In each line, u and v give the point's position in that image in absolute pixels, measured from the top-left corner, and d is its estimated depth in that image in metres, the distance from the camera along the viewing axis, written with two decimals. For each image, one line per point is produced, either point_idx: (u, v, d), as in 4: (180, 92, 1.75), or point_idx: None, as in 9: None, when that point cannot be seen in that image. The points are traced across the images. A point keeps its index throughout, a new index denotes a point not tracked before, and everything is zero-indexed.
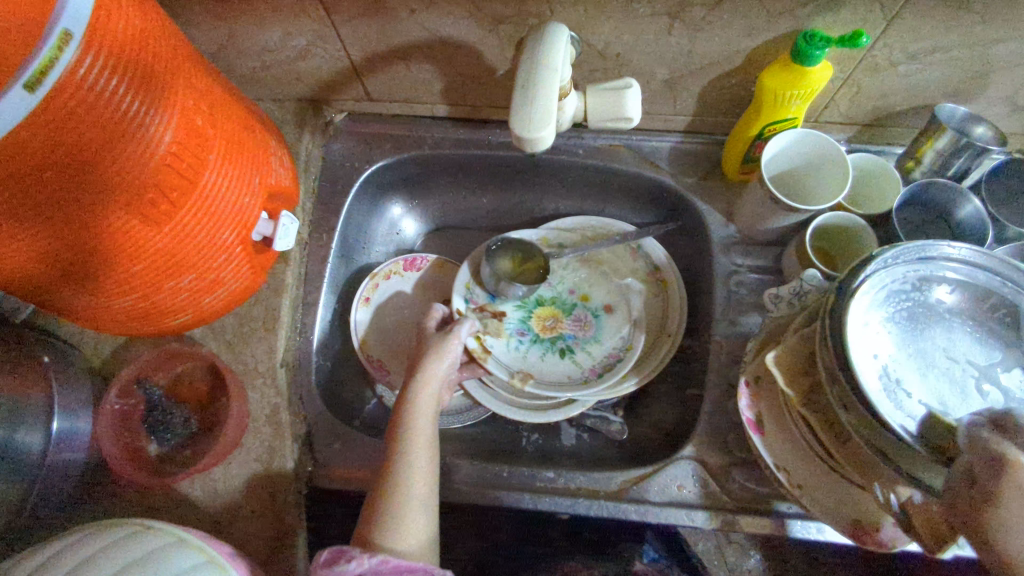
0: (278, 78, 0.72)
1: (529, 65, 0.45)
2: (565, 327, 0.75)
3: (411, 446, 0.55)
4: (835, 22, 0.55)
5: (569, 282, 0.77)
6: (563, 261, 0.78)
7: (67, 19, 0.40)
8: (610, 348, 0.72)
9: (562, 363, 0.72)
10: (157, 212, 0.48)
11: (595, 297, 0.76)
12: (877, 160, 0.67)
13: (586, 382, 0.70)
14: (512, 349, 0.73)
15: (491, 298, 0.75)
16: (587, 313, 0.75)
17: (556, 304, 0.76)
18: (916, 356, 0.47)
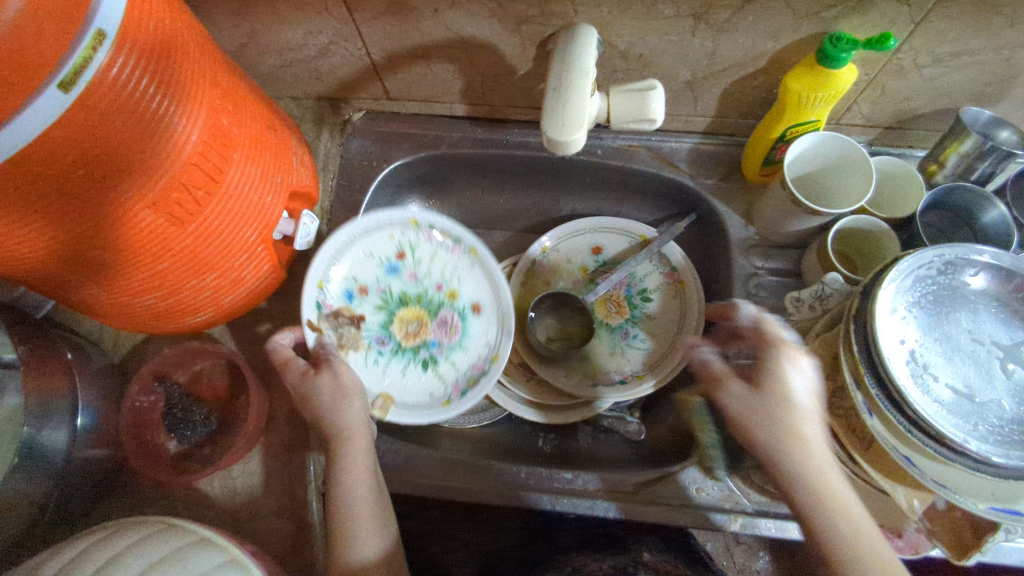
0: (298, 76, 0.72)
1: (559, 69, 0.45)
2: (429, 334, 0.69)
3: (349, 468, 0.54)
4: (862, 25, 0.55)
5: (436, 274, 0.70)
6: (431, 245, 0.70)
7: (101, 18, 0.40)
8: (479, 356, 0.67)
9: (421, 379, 0.67)
10: (182, 212, 0.48)
11: (464, 294, 0.70)
12: (900, 163, 0.66)
13: (447, 404, 0.65)
14: (370, 368, 0.66)
15: (348, 298, 0.68)
16: (454, 314, 0.70)
17: (421, 304, 0.70)
18: (942, 339, 0.51)
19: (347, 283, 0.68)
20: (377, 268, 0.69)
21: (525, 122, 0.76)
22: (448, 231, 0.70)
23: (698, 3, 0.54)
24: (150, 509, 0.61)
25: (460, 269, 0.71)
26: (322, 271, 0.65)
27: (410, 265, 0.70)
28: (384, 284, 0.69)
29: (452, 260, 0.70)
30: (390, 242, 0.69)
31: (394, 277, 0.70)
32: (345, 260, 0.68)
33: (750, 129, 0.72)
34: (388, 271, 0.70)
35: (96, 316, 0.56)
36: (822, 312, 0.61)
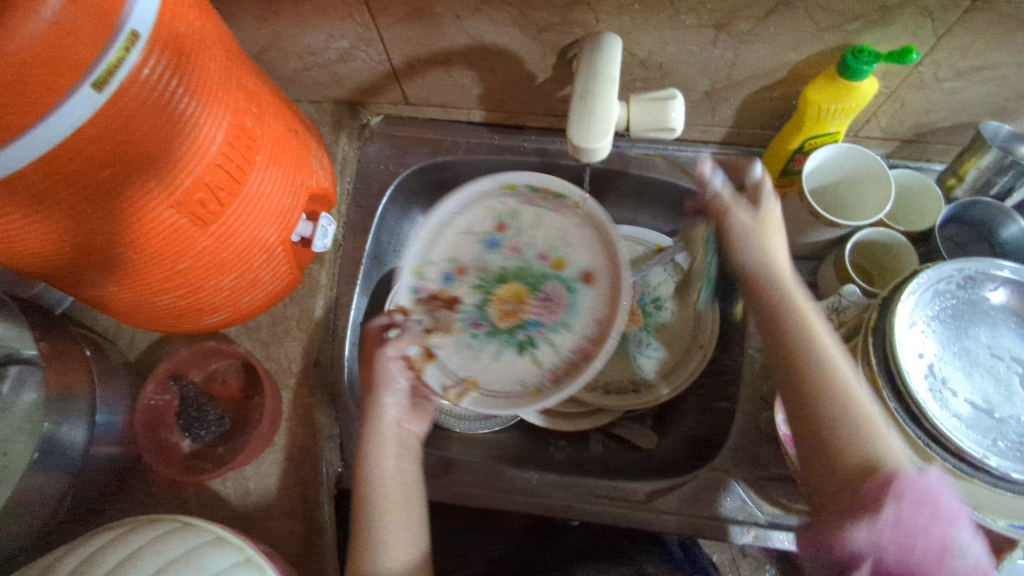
0: (318, 80, 0.73)
1: (586, 78, 0.46)
2: (529, 312, 0.67)
3: (380, 468, 0.54)
4: (884, 38, 0.55)
5: (540, 244, 0.69)
6: (534, 211, 0.70)
7: (135, 19, 0.40)
8: (580, 339, 0.65)
9: (516, 362, 0.65)
10: (205, 212, 0.49)
11: (570, 262, 0.68)
12: (919, 176, 0.66)
13: (536, 394, 0.63)
14: (463, 353, 0.66)
15: (447, 279, 0.68)
16: (560, 288, 0.67)
17: (523, 278, 0.68)
18: (961, 354, 0.51)
19: (444, 263, 0.69)
20: (477, 244, 0.70)
21: (542, 129, 0.76)
22: (549, 194, 0.69)
23: (720, 14, 0.54)
24: (162, 508, 0.61)
25: (571, 238, 0.69)
26: (416, 256, 0.68)
27: (511, 237, 0.70)
28: (484, 261, 0.69)
29: (556, 227, 0.69)
30: (490, 217, 0.70)
31: (495, 252, 0.70)
32: (443, 240, 0.70)
33: (767, 140, 0.72)
34: (489, 247, 0.70)
35: (113, 312, 0.56)
36: (839, 323, 0.61)
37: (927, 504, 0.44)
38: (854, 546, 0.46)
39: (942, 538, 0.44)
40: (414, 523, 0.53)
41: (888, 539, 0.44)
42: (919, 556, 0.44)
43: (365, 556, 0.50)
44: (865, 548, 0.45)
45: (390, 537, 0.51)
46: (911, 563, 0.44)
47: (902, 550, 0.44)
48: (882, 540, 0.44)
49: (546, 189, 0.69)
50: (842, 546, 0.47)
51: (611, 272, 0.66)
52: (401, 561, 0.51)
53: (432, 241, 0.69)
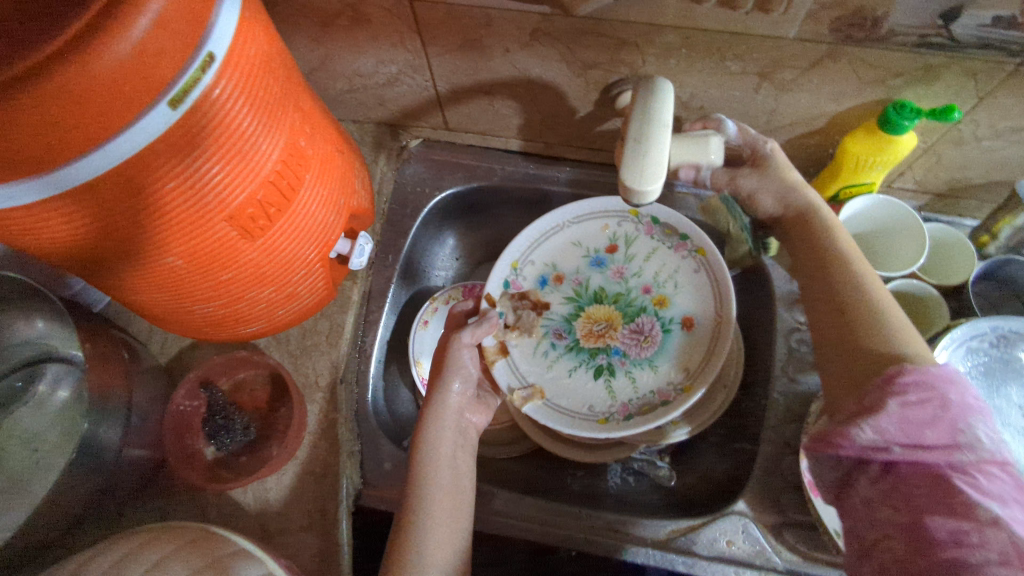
0: (363, 101, 0.75)
1: (640, 121, 0.47)
2: (616, 339, 0.69)
3: (435, 456, 0.55)
4: (925, 95, 0.55)
5: (644, 274, 0.71)
6: (650, 243, 0.71)
7: (212, 42, 0.41)
8: (663, 381, 0.65)
9: (590, 385, 0.67)
10: (255, 226, 0.50)
11: (673, 304, 0.68)
12: (951, 231, 0.67)
13: (602, 423, 0.65)
14: (538, 359, 0.69)
15: (542, 283, 0.72)
16: (655, 324, 0.68)
17: (618, 303, 0.70)
18: (992, 413, 0.51)
19: (544, 268, 0.73)
20: (583, 259, 0.73)
21: (577, 161, 0.77)
22: (671, 232, 0.70)
23: (765, 62, 0.55)
24: (184, 514, 0.61)
25: (682, 279, 0.69)
26: (521, 253, 0.73)
27: (619, 260, 0.72)
28: (585, 276, 0.72)
29: (668, 263, 0.70)
30: (603, 235, 0.73)
31: (599, 271, 0.72)
32: (550, 245, 0.73)
33: None
34: (594, 263, 0.72)
35: (152, 316, 0.57)
36: None
37: (932, 397, 0.43)
38: (858, 445, 0.44)
39: (954, 429, 0.42)
40: (460, 515, 0.54)
41: (896, 428, 0.43)
42: (929, 441, 0.42)
43: (409, 539, 0.51)
44: (873, 443, 0.43)
45: (438, 529, 0.51)
46: (919, 446, 0.42)
47: (909, 438, 0.42)
48: (888, 428, 0.43)
49: (671, 227, 0.70)
50: (847, 443, 0.45)
51: (713, 322, 0.66)
52: (444, 553, 0.51)
53: (542, 242, 0.73)
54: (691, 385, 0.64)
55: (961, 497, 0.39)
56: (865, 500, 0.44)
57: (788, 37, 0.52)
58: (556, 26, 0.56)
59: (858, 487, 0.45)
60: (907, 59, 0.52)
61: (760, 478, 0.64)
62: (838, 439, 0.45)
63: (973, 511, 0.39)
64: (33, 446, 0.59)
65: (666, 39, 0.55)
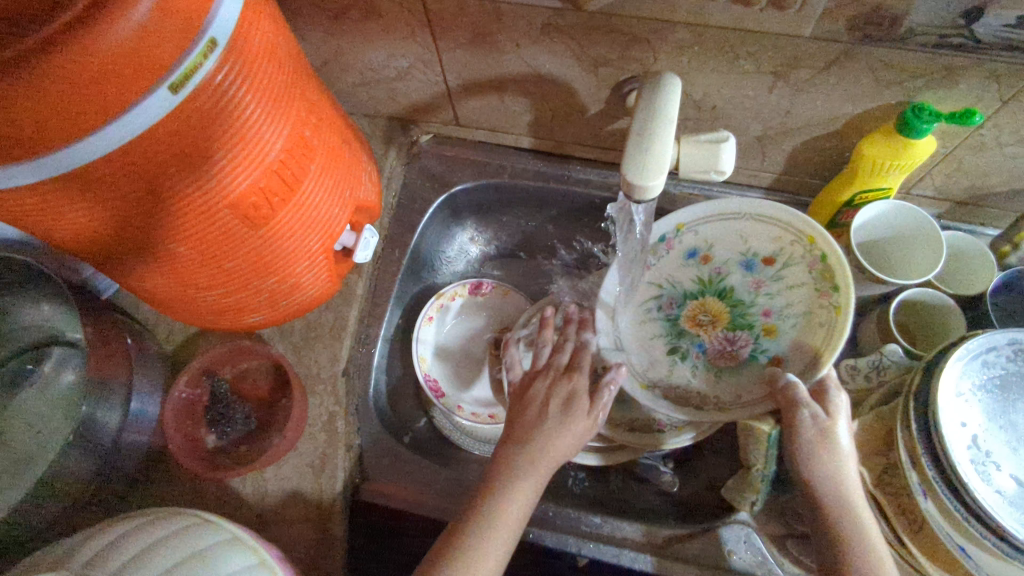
0: (375, 95, 0.75)
1: (645, 117, 0.46)
2: (708, 337, 0.64)
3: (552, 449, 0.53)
4: (946, 98, 0.54)
5: (777, 299, 0.61)
6: (803, 277, 0.59)
7: (215, 28, 0.41)
8: (713, 391, 0.62)
9: (661, 358, 0.65)
10: (259, 215, 0.50)
11: (779, 338, 0.60)
12: (971, 240, 0.65)
13: (642, 387, 0.63)
14: (641, 310, 0.67)
15: (690, 256, 0.66)
16: (750, 345, 0.62)
17: (735, 308, 0.64)
18: (1009, 429, 0.49)
19: (702, 244, 0.65)
20: (737, 253, 0.64)
21: (588, 160, 0.76)
22: (830, 277, 0.57)
23: (779, 61, 0.54)
24: (182, 502, 0.62)
25: (806, 323, 0.58)
26: (692, 218, 0.65)
27: (767, 275, 0.62)
28: (728, 268, 0.64)
29: (806, 305, 0.59)
30: (773, 243, 0.62)
31: (743, 272, 0.64)
32: (726, 225, 0.64)
33: (815, 190, 0.71)
34: (743, 263, 0.63)
35: (158, 303, 0.58)
36: (878, 383, 0.59)
37: None
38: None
39: None
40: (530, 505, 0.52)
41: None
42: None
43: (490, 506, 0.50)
44: None
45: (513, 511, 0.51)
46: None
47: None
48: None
49: (830, 272, 0.57)
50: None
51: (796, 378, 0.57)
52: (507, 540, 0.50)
53: (717, 217, 0.64)
54: (731, 408, 0.59)
55: None
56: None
57: (804, 36, 0.51)
58: (567, 22, 0.56)
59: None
60: (926, 60, 0.50)
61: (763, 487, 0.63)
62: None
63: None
64: (37, 429, 0.60)
65: (678, 36, 0.54)
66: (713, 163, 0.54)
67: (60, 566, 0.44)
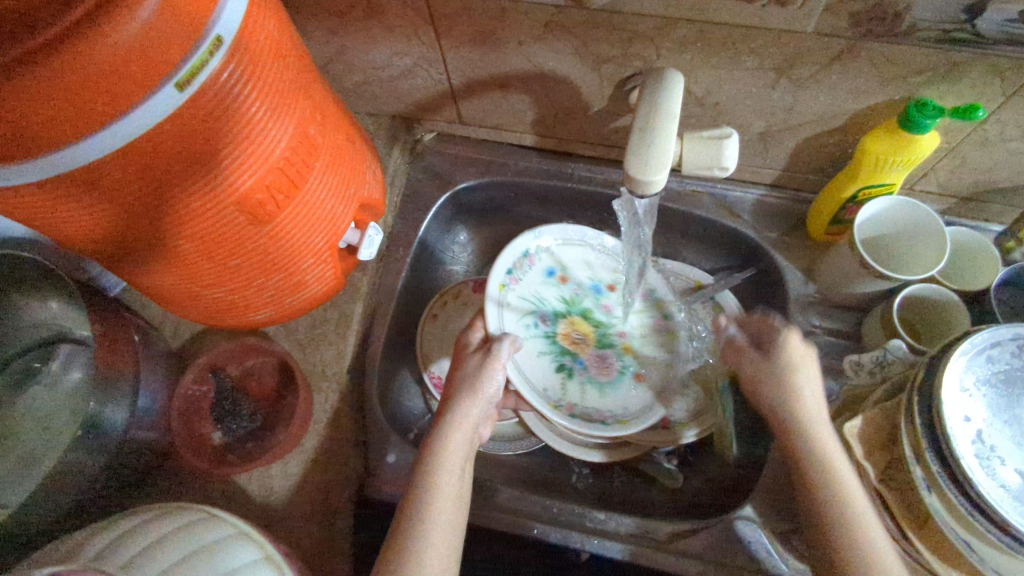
0: (378, 93, 0.75)
1: (648, 112, 0.46)
2: (585, 354, 0.71)
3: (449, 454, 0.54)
4: (949, 93, 0.54)
5: (627, 322, 0.73)
6: (641, 305, 0.74)
7: (221, 26, 0.42)
8: (608, 407, 0.68)
9: (552, 375, 0.69)
10: (264, 213, 0.50)
11: (636, 355, 0.71)
12: (975, 236, 0.65)
13: (550, 406, 0.66)
14: (520, 325, 0.70)
15: (548, 275, 0.73)
16: (616, 361, 0.71)
17: (597, 329, 0.73)
18: (1013, 425, 0.49)
19: (554, 263, 0.74)
20: (587, 280, 0.74)
21: (590, 158, 0.76)
22: (660, 306, 0.74)
23: (782, 58, 0.54)
24: (188, 498, 0.62)
25: (654, 338, 0.72)
26: (553, 241, 0.74)
27: (613, 300, 0.74)
28: (581, 291, 0.74)
29: (648, 330, 0.73)
30: (612, 273, 0.75)
31: (595, 296, 0.74)
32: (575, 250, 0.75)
33: (818, 187, 0.71)
34: (593, 288, 0.74)
35: (165, 301, 0.58)
36: (882, 379, 0.59)
37: None
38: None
39: None
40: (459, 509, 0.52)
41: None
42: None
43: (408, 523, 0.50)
44: None
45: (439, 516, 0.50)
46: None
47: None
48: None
49: (660, 302, 0.74)
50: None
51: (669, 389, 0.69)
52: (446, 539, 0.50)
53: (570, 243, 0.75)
54: (630, 420, 0.66)
55: None
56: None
57: (806, 31, 0.51)
58: (569, 19, 0.56)
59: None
60: (930, 55, 0.50)
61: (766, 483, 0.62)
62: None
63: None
64: (45, 426, 0.61)
65: (681, 33, 0.54)
66: (719, 157, 0.54)
67: (69, 560, 0.45)
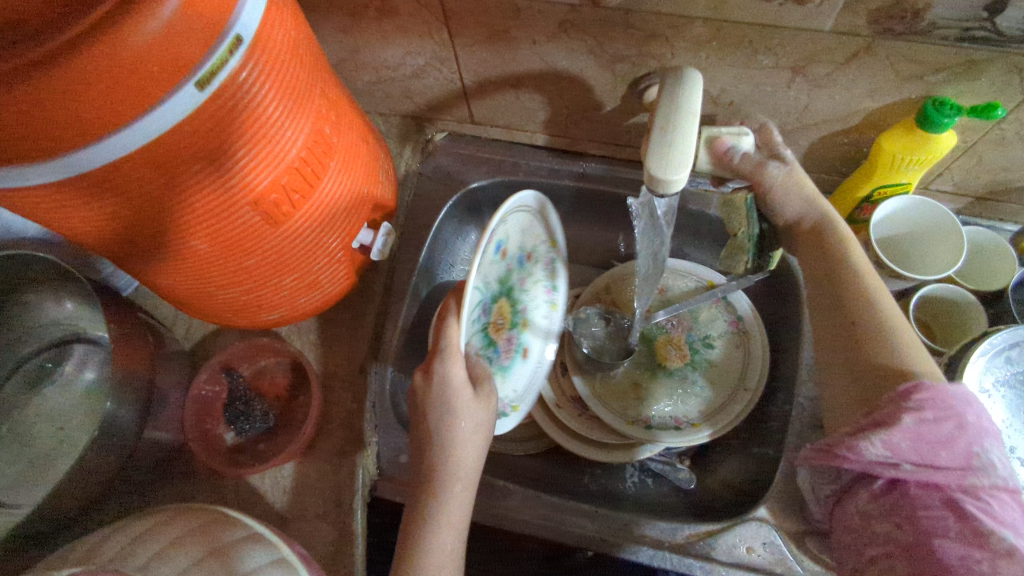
0: (390, 93, 0.75)
1: (669, 110, 0.46)
2: (500, 338, 0.67)
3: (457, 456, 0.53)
4: (968, 92, 0.53)
5: (530, 293, 0.70)
6: (542, 274, 0.71)
7: (240, 25, 0.42)
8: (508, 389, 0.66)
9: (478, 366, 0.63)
10: (279, 213, 0.50)
11: (531, 331, 0.70)
12: (992, 235, 0.64)
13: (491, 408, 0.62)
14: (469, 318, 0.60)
15: (495, 251, 0.62)
16: (517, 342, 0.68)
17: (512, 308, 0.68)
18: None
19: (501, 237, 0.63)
20: (518, 250, 0.67)
21: (602, 158, 0.76)
22: (554, 277, 0.72)
23: (799, 56, 0.54)
24: (201, 498, 0.62)
25: (543, 310, 0.71)
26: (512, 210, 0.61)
27: (529, 273, 0.70)
28: (512, 265, 0.67)
29: (540, 301, 0.71)
30: (535, 242, 0.69)
31: (518, 271, 0.68)
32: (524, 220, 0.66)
33: (832, 186, 0.71)
34: (519, 261, 0.68)
35: (179, 301, 0.58)
36: None
37: (950, 418, 0.46)
38: (869, 461, 0.47)
39: (967, 450, 0.45)
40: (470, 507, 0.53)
41: (907, 445, 0.45)
42: (942, 465, 0.45)
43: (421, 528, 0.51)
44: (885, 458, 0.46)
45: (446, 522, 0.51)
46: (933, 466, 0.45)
47: (920, 458, 0.45)
48: (901, 445, 0.45)
49: (553, 272, 0.72)
50: (855, 457, 0.47)
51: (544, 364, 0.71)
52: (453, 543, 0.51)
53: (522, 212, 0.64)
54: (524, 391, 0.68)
55: (974, 524, 0.42)
56: (866, 510, 0.48)
57: (824, 29, 0.51)
58: (584, 18, 0.56)
59: (859, 497, 0.48)
60: (949, 54, 0.50)
61: (780, 485, 0.62)
62: (847, 453, 0.48)
63: (988, 541, 0.41)
64: (59, 425, 0.61)
65: (697, 32, 0.54)
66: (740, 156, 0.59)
67: (86, 560, 0.45)
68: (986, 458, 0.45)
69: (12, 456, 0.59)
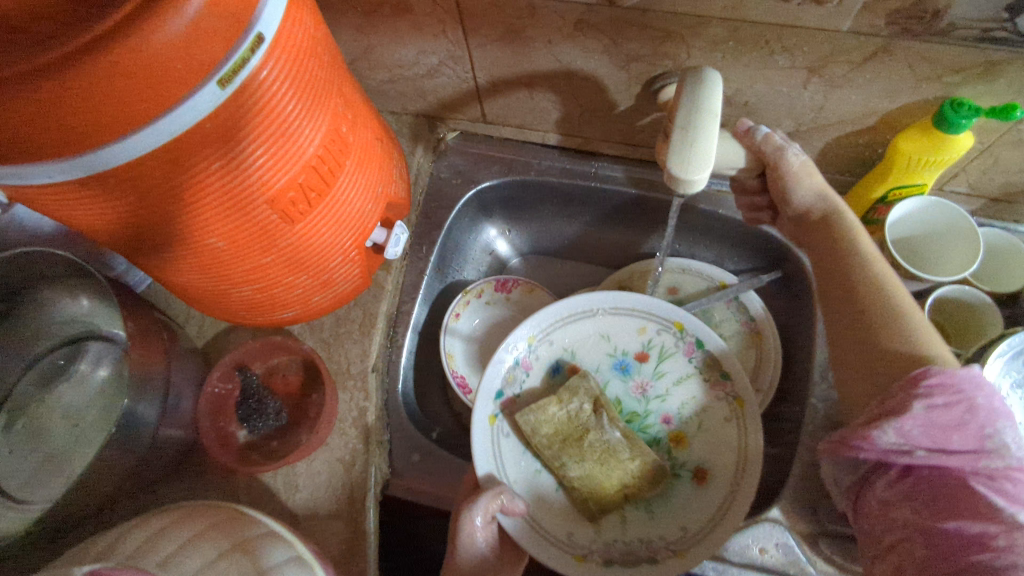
0: (402, 92, 0.75)
1: (688, 108, 0.46)
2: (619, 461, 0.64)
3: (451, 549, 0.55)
4: (986, 92, 0.53)
5: (668, 400, 0.65)
6: (684, 368, 0.65)
7: (262, 23, 0.42)
8: (655, 533, 0.60)
9: (557, 495, 0.62)
10: (296, 211, 0.50)
11: (690, 447, 0.64)
12: (1007, 237, 0.64)
13: (578, 560, 0.58)
14: (525, 461, 0.63)
15: (554, 370, 0.66)
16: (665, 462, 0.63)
17: (638, 419, 0.66)
18: None
19: (563, 354, 0.67)
20: (607, 358, 0.67)
21: (614, 157, 0.76)
22: (715, 367, 0.63)
23: (815, 56, 0.54)
24: (213, 496, 0.62)
25: (711, 420, 0.63)
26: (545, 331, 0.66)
27: (646, 375, 0.66)
28: (607, 377, 0.67)
29: (698, 398, 0.64)
30: (638, 339, 0.66)
31: (622, 378, 0.67)
32: (582, 329, 0.67)
33: (845, 187, 0.71)
34: (618, 367, 0.67)
35: (192, 298, 0.58)
36: None
37: (959, 401, 0.47)
38: (881, 447, 0.48)
39: (978, 432, 0.46)
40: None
41: (920, 432, 0.46)
42: (953, 446, 0.46)
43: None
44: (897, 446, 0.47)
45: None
46: (945, 450, 0.46)
47: (932, 443, 0.46)
48: (912, 433, 0.46)
49: (712, 361, 0.63)
50: (868, 445, 0.48)
51: (727, 484, 0.60)
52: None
53: (572, 323, 0.67)
54: (718, 525, 0.58)
55: (983, 500, 0.44)
56: (883, 496, 0.49)
57: (841, 30, 0.51)
58: (599, 18, 0.55)
59: (877, 485, 0.50)
60: (967, 54, 0.50)
61: (794, 486, 0.61)
62: (861, 442, 0.49)
63: (1000, 516, 0.43)
64: (73, 422, 0.61)
65: (713, 32, 0.54)
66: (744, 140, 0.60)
67: (105, 557, 0.44)
68: (999, 440, 0.46)
69: (25, 453, 0.58)
